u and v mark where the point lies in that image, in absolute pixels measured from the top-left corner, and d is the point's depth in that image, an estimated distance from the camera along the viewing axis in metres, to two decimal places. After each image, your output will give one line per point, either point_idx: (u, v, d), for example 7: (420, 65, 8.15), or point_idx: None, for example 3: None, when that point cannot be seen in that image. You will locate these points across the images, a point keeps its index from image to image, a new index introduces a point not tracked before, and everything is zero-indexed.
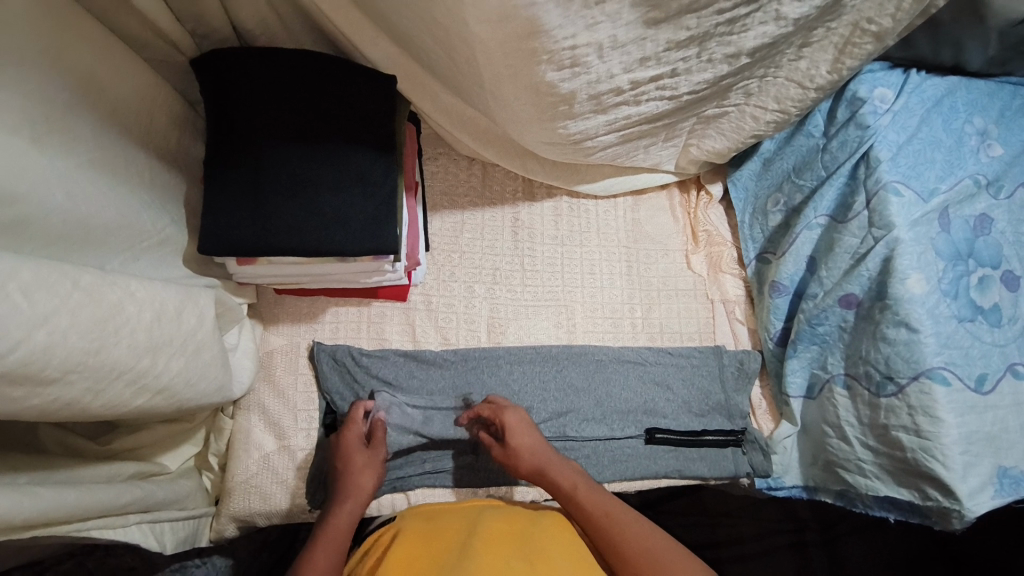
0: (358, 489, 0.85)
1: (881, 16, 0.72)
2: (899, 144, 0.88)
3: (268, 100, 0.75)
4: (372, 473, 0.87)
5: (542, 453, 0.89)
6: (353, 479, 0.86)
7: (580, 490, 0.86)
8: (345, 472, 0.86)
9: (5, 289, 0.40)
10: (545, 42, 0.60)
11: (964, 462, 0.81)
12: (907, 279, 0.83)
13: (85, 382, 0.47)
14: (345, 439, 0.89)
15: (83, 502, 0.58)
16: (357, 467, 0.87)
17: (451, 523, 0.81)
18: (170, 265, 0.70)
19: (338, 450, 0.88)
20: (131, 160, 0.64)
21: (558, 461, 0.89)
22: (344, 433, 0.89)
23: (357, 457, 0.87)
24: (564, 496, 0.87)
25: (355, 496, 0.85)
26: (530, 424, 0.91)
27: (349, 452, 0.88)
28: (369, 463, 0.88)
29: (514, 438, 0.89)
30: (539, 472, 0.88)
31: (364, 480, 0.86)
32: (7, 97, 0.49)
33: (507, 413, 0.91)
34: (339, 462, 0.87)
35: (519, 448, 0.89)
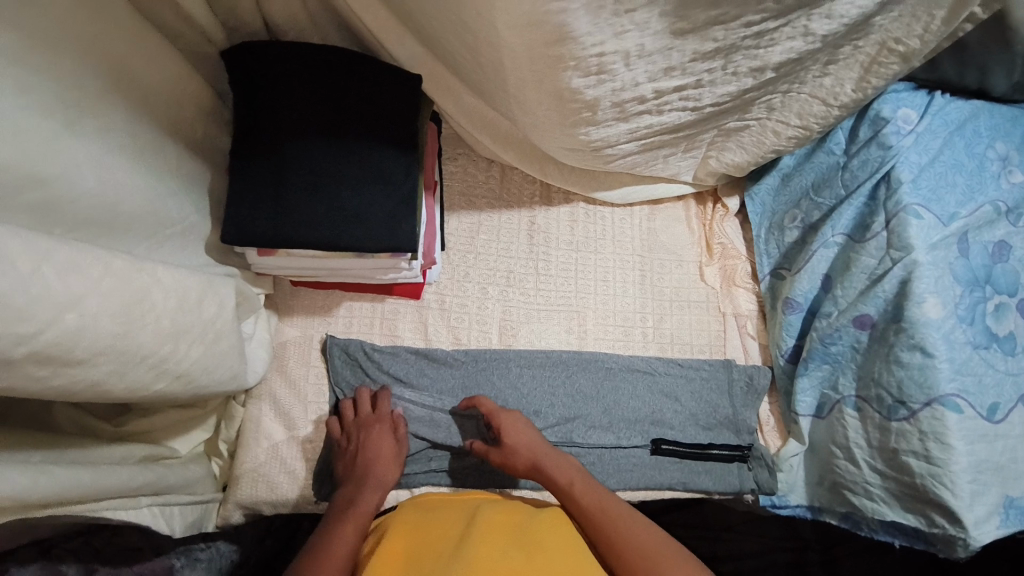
0: (385, 479, 0.88)
1: (910, 37, 0.71)
2: (921, 166, 0.88)
3: (294, 95, 0.76)
4: (398, 465, 0.90)
5: (539, 449, 0.90)
6: (380, 468, 0.88)
7: (576, 486, 0.86)
8: (375, 461, 0.88)
9: (39, 270, 0.41)
10: (573, 49, 0.60)
11: (972, 490, 0.80)
12: (924, 303, 0.82)
13: (109, 363, 0.48)
14: (376, 429, 0.90)
15: (97, 482, 0.59)
16: (385, 457, 0.89)
17: (448, 516, 0.81)
18: (192, 252, 0.71)
19: (368, 439, 0.89)
20: (160, 147, 0.65)
21: (555, 458, 0.90)
22: (375, 423, 0.91)
23: (387, 449, 0.89)
24: (561, 491, 0.87)
25: (380, 483, 0.87)
26: (525, 423, 0.92)
27: (380, 441, 0.89)
28: (397, 456, 0.90)
29: (511, 436, 0.90)
30: (536, 468, 0.89)
31: (390, 471, 0.89)
32: (43, 82, 0.50)
33: (502, 413, 0.92)
34: (369, 450, 0.88)
35: (518, 445, 0.90)
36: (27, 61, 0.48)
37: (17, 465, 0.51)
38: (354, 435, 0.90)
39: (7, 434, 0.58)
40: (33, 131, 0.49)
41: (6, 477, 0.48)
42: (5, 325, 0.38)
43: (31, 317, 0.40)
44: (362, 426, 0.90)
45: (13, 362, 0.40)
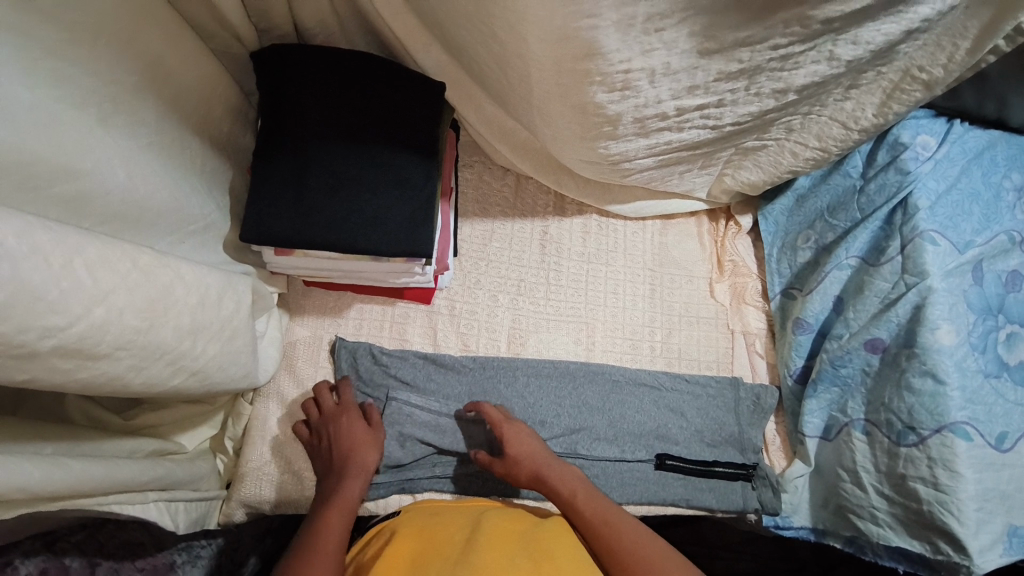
0: (362, 465, 0.87)
1: (933, 66, 0.72)
2: (938, 193, 0.88)
3: (322, 98, 0.77)
4: (376, 450, 0.89)
5: (541, 460, 0.89)
6: (357, 455, 0.87)
7: (578, 497, 0.86)
8: (350, 449, 0.87)
9: (71, 264, 0.41)
10: (600, 64, 0.61)
11: (977, 518, 0.80)
12: (937, 329, 0.82)
13: (130, 358, 0.48)
14: (347, 419, 0.89)
15: (108, 477, 0.58)
16: (361, 443, 0.88)
17: (453, 521, 0.80)
18: (210, 249, 0.71)
19: (339, 430, 0.88)
20: (186, 145, 0.66)
21: (559, 469, 0.89)
22: (346, 413, 0.90)
23: (360, 435, 0.89)
24: (564, 502, 0.87)
25: (360, 471, 0.87)
26: (529, 434, 0.92)
27: (353, 428, 0.89)
28: (372, 441, 0.90)
29: (514, 446, 0.90)
30: (538, 478, 0.88)
31: (369, 456, 0.88)
32: (79, 77, 0.51)
33: (505, 423, 0.92)
34: (342, 440, 0.88)
35: (521, 456, 0.89)
36: (64, 56, 0.49)
37: (32, 457, 0.50)
38: (326, 426, 0.89)
39: (21, 423, 0.58)
40: (68, 126, 0.49)
41: (21, 468, 0.48)
42: (35, 317, 0.38)
43: (60, 310, 0.40)
44: (334, 417, 0.90)
45: (40, 354, 0.40)
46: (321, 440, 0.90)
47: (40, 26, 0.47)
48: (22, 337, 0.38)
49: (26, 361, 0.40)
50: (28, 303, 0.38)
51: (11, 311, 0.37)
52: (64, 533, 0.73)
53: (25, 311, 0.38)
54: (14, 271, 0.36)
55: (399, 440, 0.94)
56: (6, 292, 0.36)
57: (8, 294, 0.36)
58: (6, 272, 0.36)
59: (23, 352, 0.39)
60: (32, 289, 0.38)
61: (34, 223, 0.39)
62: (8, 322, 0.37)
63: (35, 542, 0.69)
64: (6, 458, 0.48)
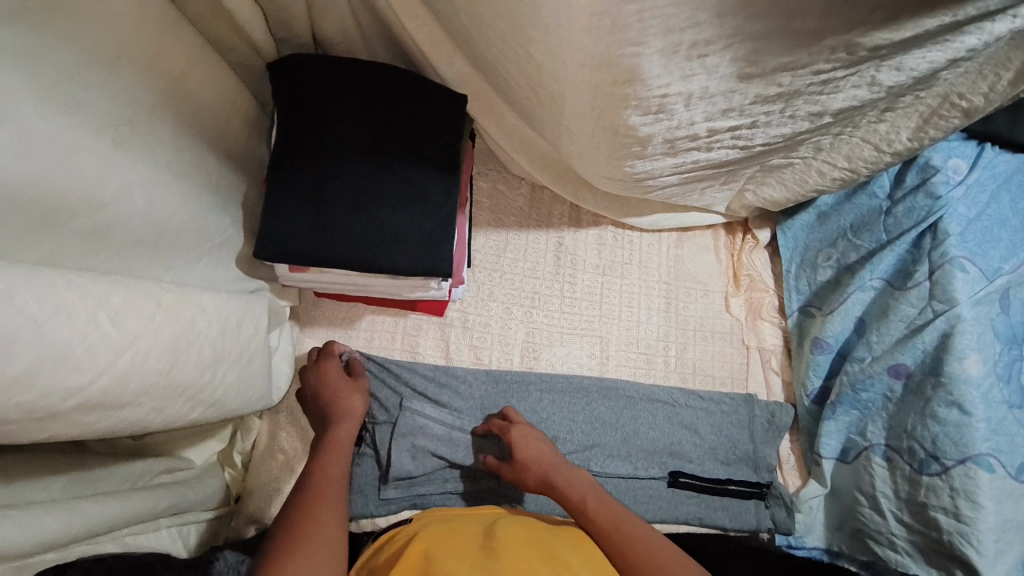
0: (350, 408, 0.86)
1: (973, 93, 0.69)
2: (968, 219, 0.86)
3: (344, 112, 0.74)
4: (361, 393, 0.89)
5: (550, 463, 0.87)
6: (342, 400, 0.87)
7: (589, 503, 0.82)
8: (331, 392, 0.87)
9: (96, 318, 0.39)
10: (638, 89, 0.59)
11: (996, 549, 0.78)
12: (965, 359, 0.81)
13: (152, 402, 0.46)
14: (326, 365, 0.90)
15: (123, 516, 0.56)
16: (340, 386, 0.88)
17: (466, 531, 0.76)
18: (225, 266, 0.69)
19: (319, 375, 0.89)
20: (202, 161, 0.63)
21: (568, 473, 0.86)
22: (324, 359, 0.91)
23: (340, 380, 0.89)
24: (572, 506, 0.83)
25: (346, 411, 0.86)
26: (538, 437, 0.90)
27: (333, 374, 0.89)
28: (356, 387, 0.89)
29: (522, 450, 0.88)
30: (546, 484, 0.86)
31: (354, 398, 0.87)
32: (96, 100, 0.48)
33: (511, 428, 0.90)
34: (322, 384, 0.88)
35: (529, 461, 0.87)
36: (78, 79, 0.46)
37: (48, 506, 0.48)
38: (309, 375, 0.90)
39: (32, 454, 0.55)
40: (87, 153, 0.47)
41: (38, 523, 0.46)
42: (60, 378, 0.37)
43: (84, 368, 0.38)
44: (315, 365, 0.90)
45: (62, 412, 0.38)
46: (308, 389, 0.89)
47: (52, 44, 0.44)
48: (44, 401, 0.36)
49: (48, 420, 0.37)
50: (54, 366, 0.36)
51: (35, 379, 0.35)
52: None
53: (49, 375, 0.36)
54: (38, 334, 0.35)
55: (411, 454, 0.92)
56: (32, 359, 0.34)
57: (32, 361, 0.35)
58: (32, 336, 0.34)
59: (45, 414, 0.37)
60: (56, 351, 0.36)
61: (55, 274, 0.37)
62: (33, 388, 0.35)
63: None
64: (21, 510, 0.46)
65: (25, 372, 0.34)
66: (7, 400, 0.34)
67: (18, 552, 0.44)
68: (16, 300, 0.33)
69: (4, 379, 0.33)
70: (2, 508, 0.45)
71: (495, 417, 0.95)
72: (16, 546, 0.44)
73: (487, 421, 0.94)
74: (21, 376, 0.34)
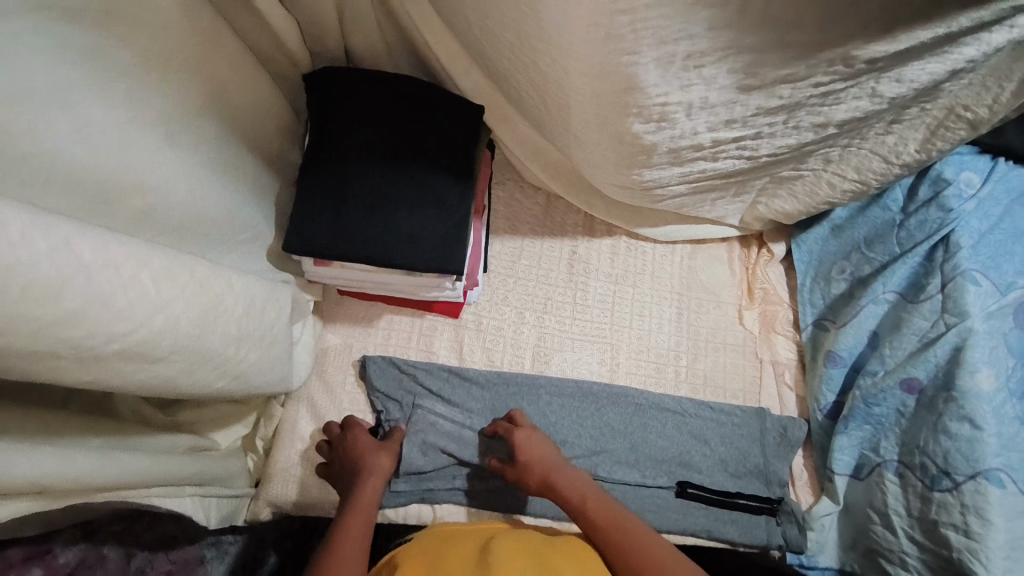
0: (378, 467, 0.88)
1: (978, 105, 0.71)
2: (981, 232, 0.87)
3: (369, 120, 0.81)
4: (390, 453, 0.92)
5: (552, 466, 0.89)
6: (371, 458, 0.89)
7: (589, 502, 0.85)
8: (360, 453, 0.89)
9: (139, 274, 0.45)
10: (639, 98, 0.63)
11: (1006, 568, 0.76)
12: (977, 372, 0.80)
13: (182, 362, 0.51)
14: (356, 429, 0.92)
15: (152, 471, 0.61)
16: (370, 446, 0.90)
17: (464, 541, 0.78)
18: (256, 258, 0.75)
19: (348, 437, 0.91)
20: (240, 161, 0.70)
21: (568, 475, 0.88)
22: (354, 424, 0.93)
23: (369, 440, 0.91)
24: (573, 507, 0.85)
25: (374, 469, 0.88)
26: (542, 439, 0.92)
27: (362, 436, 0.91)
28: (386, 447, 0.92)
29: (527, 451, 0.90)
30: (548, 486, 0.88)
31: (383, 458, 0.90)
32: (149, 99, 0.55)
33: (516, 430, 0.92)
34: (352, 446, 0.90)
35: (531, 461, 0.89)
36: (134, 79, 0.54)
37: (85, 449, 0.53)
38: (337, 439, 0.92)
39: (72, 414, 0.61)
40: (139, 144, 0.54)
41: (75, 461, 0.50)
42: (103, 324, 0.42)
43: (127, 318, 0.44)
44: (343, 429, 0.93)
45: (103, 356, 0.43)
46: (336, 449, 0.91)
47: (109, 47, 0.52)
48: (90, 341, 0.41)
49: (91, 362, 0.43)
50: (100, 311, 0.41)
51: (83, 317, 0.40)
52: (104, 523, 0.76)
53: (95, 317, 0.41)
54: (87, 281, 0.40)
55: (421, 448, 0.95)
56: (80, 302, 0.39)
57: (82, 303, 0.40)
58: (82, 282, 0.39)
59: (89, 355, 0.42)
60: (102, 297, 0.41)
61: (107, 234, 0.43)
62: (81, 327, 0.40)
63: (76, 531, 0.72)
64: (61, 449, 0.50)
65: (75, 310, 0.39)
66: (54, 334, 0.39)
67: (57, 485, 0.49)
68: (72, 249, 0.39)
69: (56, 315, 0.38)
70: (43, 444, 0.49)
71: (504, 419, 0.97)
72: (56, 477, 0.48)
73: (495, 422, 0.96)
74: (72, 314, 0.39)
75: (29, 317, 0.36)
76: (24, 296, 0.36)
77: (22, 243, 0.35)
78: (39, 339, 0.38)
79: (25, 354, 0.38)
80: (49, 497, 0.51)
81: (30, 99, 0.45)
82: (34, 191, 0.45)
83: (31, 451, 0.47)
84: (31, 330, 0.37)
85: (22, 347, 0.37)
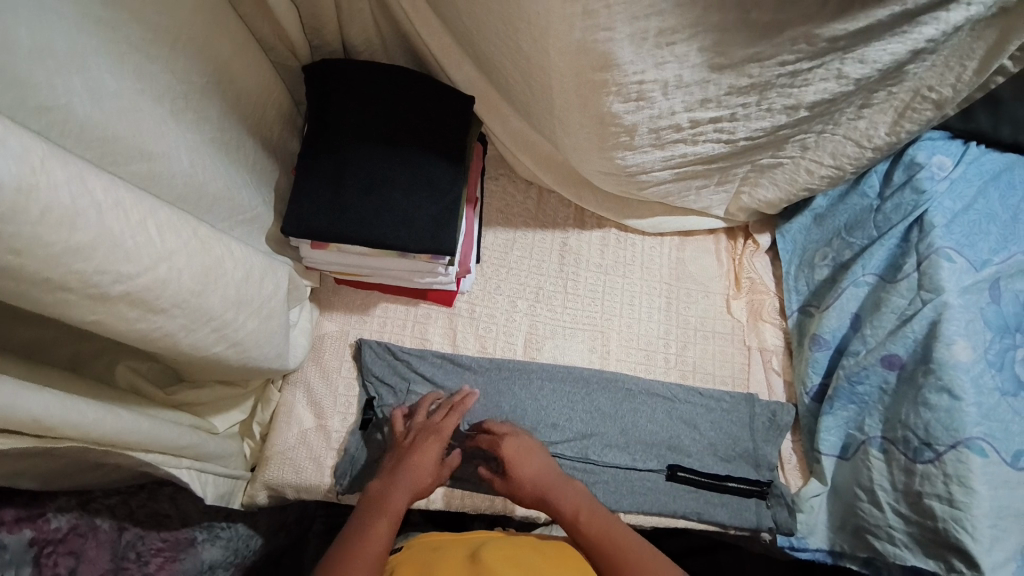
0: (419, 485, 0.84)
1: (942, 85, 0.75)
2: (954, 213, 0.90)
3: (365, 107, 0.84)
4: (435, 476, 0.87)
5: (544, 481, 0.88)
6: (418, 473, 0.85)
7: (582, 517, 0.84)
8: (416, 464, 0.86)
9: (145, 222, 0.48)
10: (616, 76, 0.67)
11: (990, 535, 0.79)
12: (953, 345, 0.83)
13: (183, 318, 0.55)
14: (429, 439, 0.88)
15: (149, 433, 0.63)
16: (425, 461, 0.86)
17: (452, 550, 0.79)
18: (255, 239, 0.78)
19: (417, 444, 0.88)
20: (241, 143, 0.74)
21: (562, 487, 0.88)
22: (429, 433, 0.89)
23: (430, 458, 0.87)
24: (567, 522, 0.85)
25: (411, 485, 0.84)
26: (532, 450, 0.90)
27: (429, 448, 0.87)
28: (438, 469, 0.88)
29: (516, 466, 0.89)
30: (541, 500, 0.88)
31: (428, 478, 0.86)
32: (156, 71, 0.60)
33: (502, 444, 0.90)
34: (414, 452, 0.87)
35: (522, 477, 0.88)
36: (146, 53, 0.59)
37: (88, 400, 0.55)
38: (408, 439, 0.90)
39: (73, 378, 0.63)
40: (146, 113, 0.58)
41: (79, 408, 0.53)
42: (112, 263, 0.46)
43: (133, 261, 0.47)
44: (418, 433, 0.90)
45: (110, 297, 0.47)
46: (400, 444, 0.90)
47: (125, 22, 0.56)
48: (98, 277, 0.45)
49: (99, 301, 0.47)
50: (108, 248, 0.45)
51: (94, 253, 0.44)
52: (100, 496, 0.76)
53: (104, 256, 0.45)
54: (99, 218, 0.44)
55: None
56: (92, 236, 0.43)
57: (93, 237, 0.43)
58: (93, 218, 0.43)
59: (96, 293, 0.46)
60: (114, 237, 0.45)
61: (118, 182, 0.47)
62: (90, 262, 0.44)
63: (71, 500, 0.70)
64: (68, 396, 0.53)
65: (87, 245, 0.43)
66: (67, 265, 0.42)
67: (62, 428, 0.51)
68: (85, 186, 0.43)
69: (69, 245, 0.42)
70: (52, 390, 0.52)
71: (479, 430, 0.95)
72: (63, 420, 0.51)
73: (475, 436, 0.94)
74: (83, 247, 0.43)
75: (44, 241, 0.40)
76: (42, 221, 0.39)
77: (42, 170, 0.39)
78: (52, 267, 0.42)
79: (37, 279, 0.42)
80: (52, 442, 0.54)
81: (48, 58, 0.48)
82: (55, 140, 0.49)
83: (43, 392, 0.50)
84: (45, 255, 0.41)
85: (36, 272, 0.41)
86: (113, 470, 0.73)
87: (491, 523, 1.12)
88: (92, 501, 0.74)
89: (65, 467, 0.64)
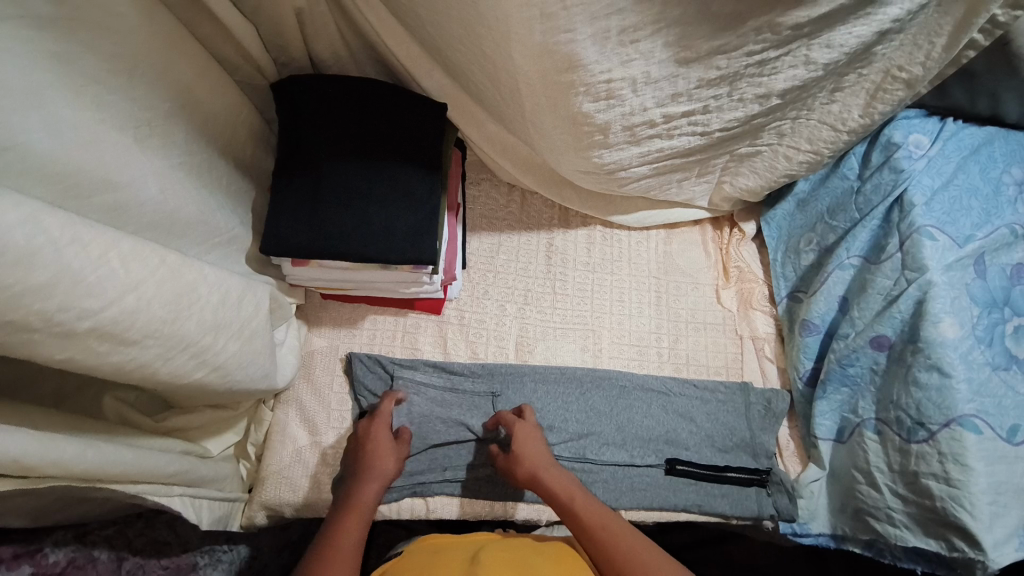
0: (382, 472, 0.86)
1: (912, 64, 0.75)
2: (933, 190, 0.90)
3: (337, 122, 0.84)
4: (397, 458, 0.89)
5: (542, 461, 0.87)
6: (377, 461, 0.87)
7: (576, 499, 0.82)
8: (371, 452, 0.88)
9: (107, 255, 0.48)
10: (582, 76, 0.67)
11: (990, 512, 0.79)
12: (940, 322, 0.83)
13: (157, 347, 0.55)
14: (375, 426, 0.91)
15: (136, 463, 0.63)
16: (381, 449, 0.89)
17: (454, 554, 0.78)
18: (233, 260, 0.78)
19: (365, 433, 0.90)
20: (212, 165, 0.74)
21: (558, 471, 0.86)
22: (375, 420, 0.92)
23: (381, 442, 0.89)
24: (561, 503, 0.83)
25: (378, 474, 0.86)
26: (541, 438, 0.91)
27: (377, 434, 0.90)
28: (395, 452, 0.89)
29: (521, 445, 0.88)
30: (536, 482, 0.86)
31: (388, 461, 0.88)
32: (118, 100, 0.60)
33: (520, 423, 0.91)
34: (365, 443, 0.89)
35: (524, 455, 0.87)
36: (107, 84, 0.58)
37: (68, 435, 0.55)
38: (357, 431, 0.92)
39: (56, 412, 0.62)
40: (109, 143, 0.58)
41: (58, 445, 0.52)
42: (75, 300, 0.46)
43: (96, 295, 0.47)
44: (364, 423, 0.92)
45: (78, 333, 0.47)
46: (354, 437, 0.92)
47: (83, 54, 0.56)
48: (61, 315, 0.45)
49: (67, 338, 0.47)
50: (70, 285, 0.45)
51: (55, 290, 0.44)
52: (96, 527, 0.78)
53: (66, 293, 0.45)
54: (57, 254, 0.43)
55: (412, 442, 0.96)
56: (51, 273, 0.43)
57: (53, 275, 0.43)
58: (51, 255, 0.43)
59: (63, 330, 0.46)
60: (73, 273, 0.45)
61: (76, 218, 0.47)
62: (51, 300, 0.44)
63: (68, 533, 0.73)
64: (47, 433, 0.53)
65: (45, 284, 0.43)
66: (28, 305, 0.42)
67: (39, 466, 0.51)
68: (40, 224, 0.42)
69: (29, 284, 0.42)
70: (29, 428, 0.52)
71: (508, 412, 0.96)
72: (42, 458, 0.51)
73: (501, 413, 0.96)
74: (42, 285, 0.43)
75: (4, 283, 0.40)
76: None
77: None
78: (13, 307, 0.41)
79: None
80: (35, 481, 0.53)
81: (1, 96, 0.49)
82: (12, 180, 0.49)
83: (19, 431, 0.49)
84: (4, 296, 0.41)
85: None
86: (104, 503, 0.73)
87: (494, 528, 1.12)
88: (88, 534, 0.76)
89: (54, 501, 0.64)
